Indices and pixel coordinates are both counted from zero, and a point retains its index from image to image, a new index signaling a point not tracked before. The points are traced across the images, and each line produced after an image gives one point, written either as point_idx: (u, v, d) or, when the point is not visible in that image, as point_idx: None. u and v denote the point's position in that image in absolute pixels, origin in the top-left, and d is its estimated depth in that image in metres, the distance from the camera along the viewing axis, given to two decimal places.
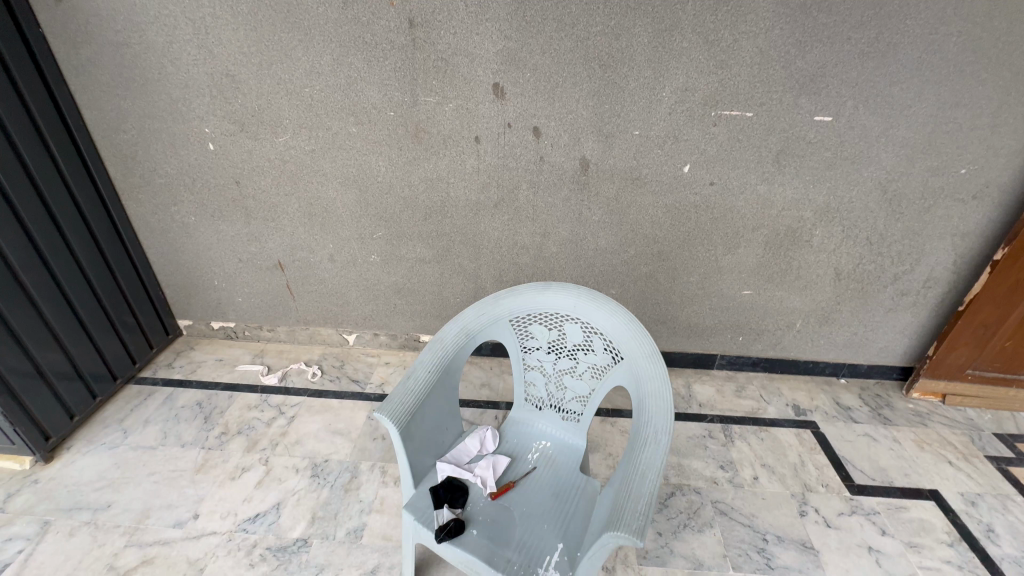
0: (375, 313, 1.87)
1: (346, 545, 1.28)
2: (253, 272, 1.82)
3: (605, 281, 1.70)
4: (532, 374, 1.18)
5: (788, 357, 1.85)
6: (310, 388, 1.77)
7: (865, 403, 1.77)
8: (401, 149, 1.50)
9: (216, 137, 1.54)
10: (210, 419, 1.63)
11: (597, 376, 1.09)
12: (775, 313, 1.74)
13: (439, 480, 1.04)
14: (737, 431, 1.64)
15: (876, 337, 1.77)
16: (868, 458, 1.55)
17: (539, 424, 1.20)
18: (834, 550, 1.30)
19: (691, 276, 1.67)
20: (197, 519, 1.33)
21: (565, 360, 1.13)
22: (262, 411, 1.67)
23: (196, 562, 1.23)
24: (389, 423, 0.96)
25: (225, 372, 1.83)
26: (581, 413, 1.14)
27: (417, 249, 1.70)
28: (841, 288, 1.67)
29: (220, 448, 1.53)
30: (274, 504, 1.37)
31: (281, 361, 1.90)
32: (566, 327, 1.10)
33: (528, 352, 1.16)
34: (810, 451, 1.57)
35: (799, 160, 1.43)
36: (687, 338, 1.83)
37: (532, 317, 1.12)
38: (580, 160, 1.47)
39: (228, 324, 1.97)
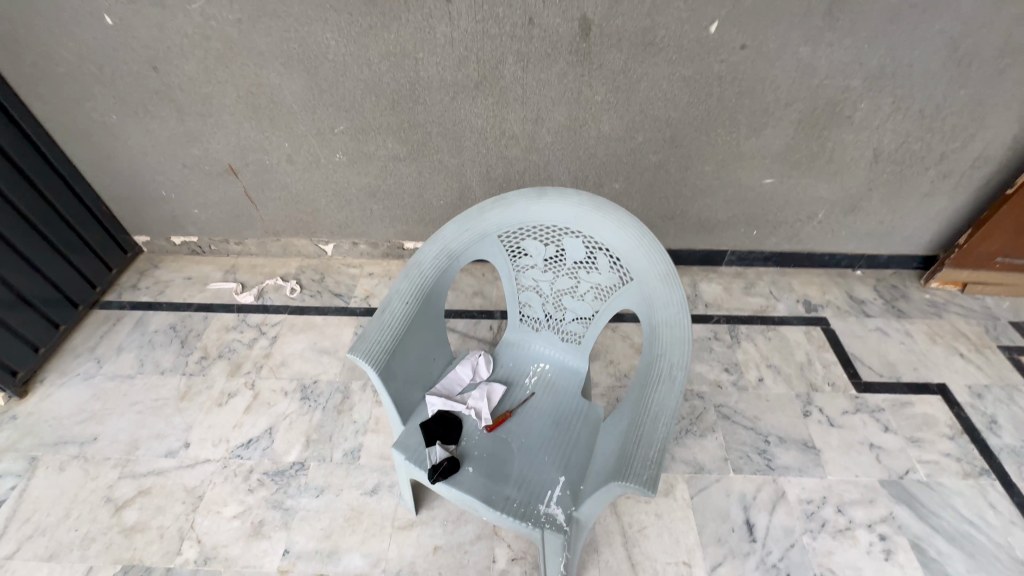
0: (350, 221, 1.68)
1: (344, 466, 1.26)
2: (204, 179, 1.58)
3: (608, 174, 1.48)
4: (527, 295, 1.04)
5: (804, 250, 1.71)
6: (290, 304, 1.65)
7: (880, 296, 1.67)
8: (352, 14, 1.18)
9: (114, 7, 1.20)
10: (187, 343, 1.54)
11: (601, 297, 0.95)
12: (797, 203, 1.56)
13: (430, 415, 0.96)
14: (744, 331, 1.57)
15: (904, 225, 1.61)
16: (877, 354, 1.50)
17: (536, 346, 1.09)
18: (836, 448, 1.29)
19: (707, 164, 1.45)
20: (189, 447, 1.30)
21: (564, 279, 0.98)
22: (242, 332, 1.57)
23: (194, 489, 1.22)
24: (365, 364, 0.84)
25: (196, 291, 1.69)
26: (583, 335, 1.02)
27: (388, 145, 1.44)
28: (876, 172, 1.46)
29: (202, 373, 1.46)
30: (265, 428, 1.33)
31: (256, 276, 1.75)
32: (566, 243, 0.93)
33: (521, 271, 1.00)
34: (819, 349, 1.51)
35: (857, 10, 1.13)
36: (697, 234, 1.67)
37: (525, 232, 0.95)
38: (579, 21, 1.16)
39: (190, 238, 1.78)
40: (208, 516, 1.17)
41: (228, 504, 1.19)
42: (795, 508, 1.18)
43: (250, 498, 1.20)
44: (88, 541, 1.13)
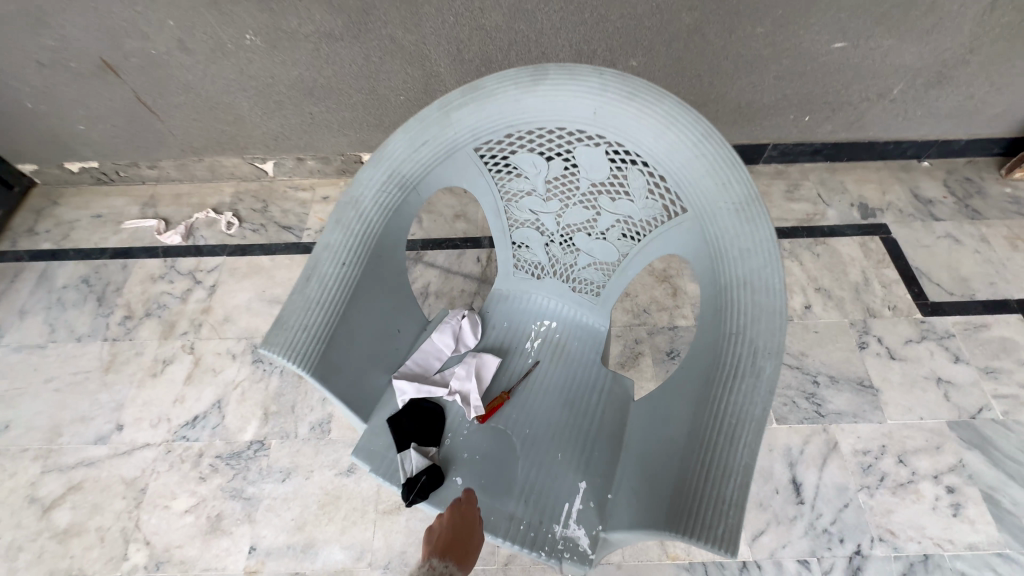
0: (288, 131, 1.29)
1: (312, 443, 1.05)
2: (76, 82, 1.16)
3: (624, 47, 1.08)
4: (523, 233, 0.74)
5: (865, 139, 1.36)
6: (228, 243, 1.33)
7: (950, 193, 1.37)
8: None
9: None
10: (106, 300, 1.25)
11: (631, 235, 0.65)
12: (870, 76, 1.18)
13: (400, 406, 0.70)
14: (787, 247, 1.29)
15: (999, 100, 1.26)
16: (947, 267, 1.24)
17: (537, 298, 0.81)
18: (897, 386, 1.08)
19: (761, 24, 1.05)
20: (123, 430, 1.07)
21: (576, 210, 0.67)
22: (172, 282, 1.27)
23: (135, 482, 1.01)
24: (288, 361, 0.56)
25: (110, 233, 1.36)
26: (603, 285, 0.74)
27: (316, 18, 1.02)
28: (988, 24, 1.07)
29: (129, 337, 1.19)
30: (213, 402, 1.10)
31: (182, 209, 1.40)
32: (579, 155, 0.61)
33: (514, 199, 0.69)
34: (878, 265, 1.24)
35: None
36: (733, 125, 1.31)
37: (516, 141, 0.62)
38: None
39: (90, 164, 1.40)
40: (155, 513, 0.98)
41: (177, 497, 1.00)
42: (850, 461, 1.00)
43: (203, 488, 1.01)
44: (14, 551, 0.95)
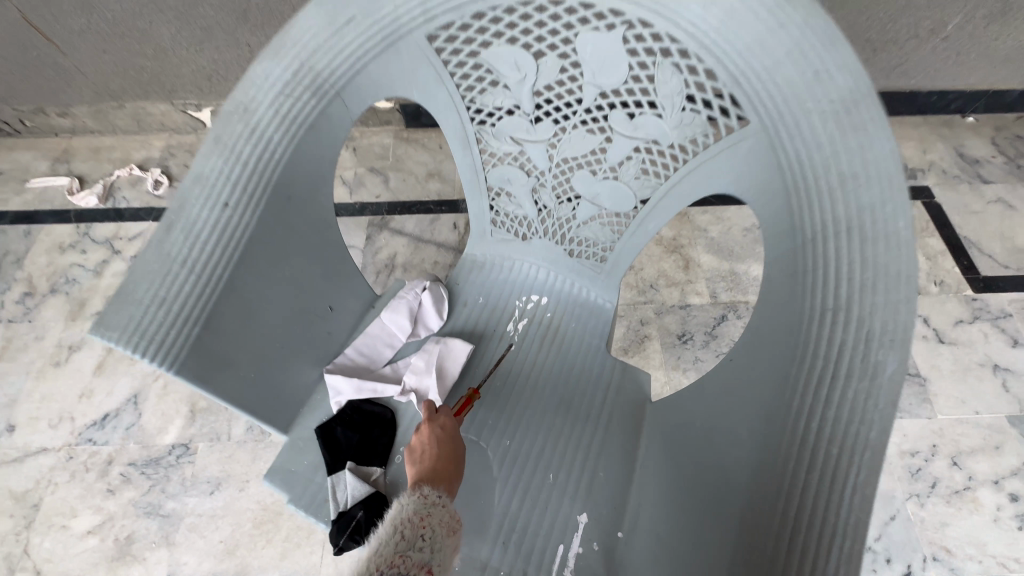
0: (222, 68, 1.07)
1: (249, 447, 0.86)
2: None
3: None
4: (503, 175, 0.54)
5: (906, 88, 1.17)
6: (155, 206, 1.11)
7: (1000, 151, 1.19)
8: None
9: None
10: (3, 273, 1.03)
11: (655, 172, 0.46)
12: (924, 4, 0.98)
13: (334, 413, 0.51)
14: None
15: None
16: (1000, 237, 1.07)
17: (524, 266, 0.62)
18: (948, 375, 0.92)
19: None
20: (15, 433, 0.87)
21: (577, 138, 0.47)
22: (85, 252, 1.06)
23: (26, 496, 0.82)
24: (126, 351, 0.38)
25: (13, 193, 1.14)
26: (611, 248, 0.55)
27: None
28: None
29: (28, 318, 0.98)
30: (128, 397, 0.90)
31: (102, 166, 1.18)
32: (579, 46, 0.41)
33: (488, 123, 0.49)
34: (921, 234, 1.07)
35: None
36: None
37: (484, 25, 0.42)
38: None
39: None
40: (50, 535, 0.79)
41: (78, 515, 0.81)
42: (895, 464, 0.84)
43: (111, 504, 0.81)
44: None
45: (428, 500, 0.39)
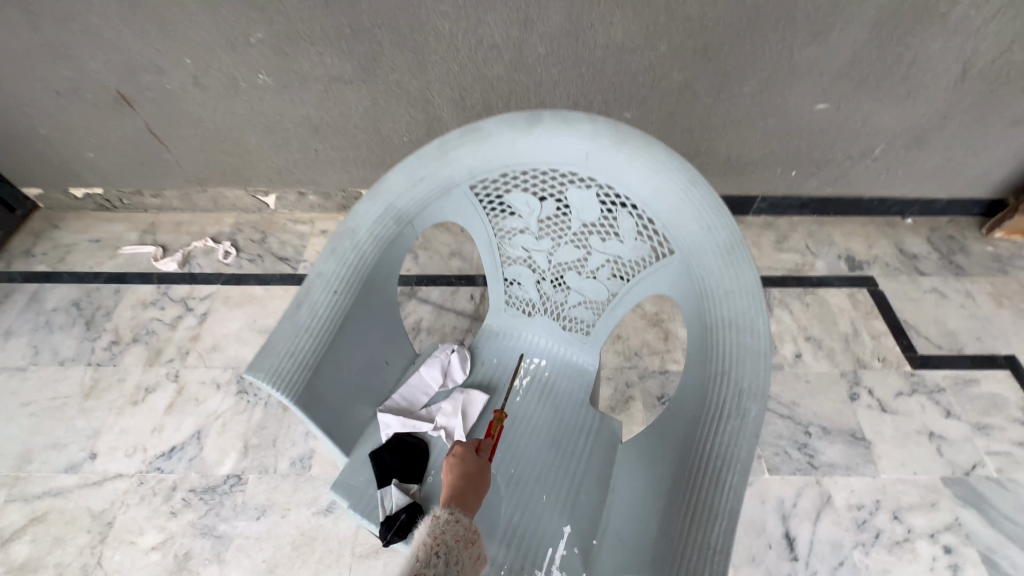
0: (292, 166, 1.33)
1: (291, 480, 1.01)
2: (90, 111, 1.20)
3: (618, 101, 1.14)
4: (516, 270, 0.75)
5: (849, 195, 1.41)
6: (223, 272, 1.34)
7: (934, 249, 1.41)
8: None
9: None
10: (95, 324, 1.24)
11: (622, 275, 0.67)
12: (852, 136, 1.24)
13: (384, 441, 0.69)
14: (777, 295, 1.30)
15: (975, 163, 1.32)
16: (934, 321, 1.25)
17: (528, 336, 0.81)
18: (889, 439, 1.07)
19: (746, 86, 1.12)
20: (95, 460, 1.04)
21: (568, 249, 0.68)
22: (163, 308, 1.27)
23: (102, 515, 0.97)
24: (271, 388, 0.56)
25: (107, 258, 1.37)
26: (594, 325, 0.75)
27: (327, 61, 1.08)
28: (959, 94, 1.14)
29: (113, 362, 1.17)
30: (193, 433, 1.07)
31: (182, 237, 1.42)
32: (570, 195, 0.63)
33: (507, 236, 0.71)
34: (867, 316, 1.26)
35: None
36: (723, 177, 1.35)
37: (509, 180, 0.64)
38: None
39: (94, 190, 1.42)
40: (120, 549, 0.93)
41: (144, 533, 0.95)
42: (844, 516, 0.98)
43: (173, 524, 0.96)
44: None
45: (442, 521, 0.52)
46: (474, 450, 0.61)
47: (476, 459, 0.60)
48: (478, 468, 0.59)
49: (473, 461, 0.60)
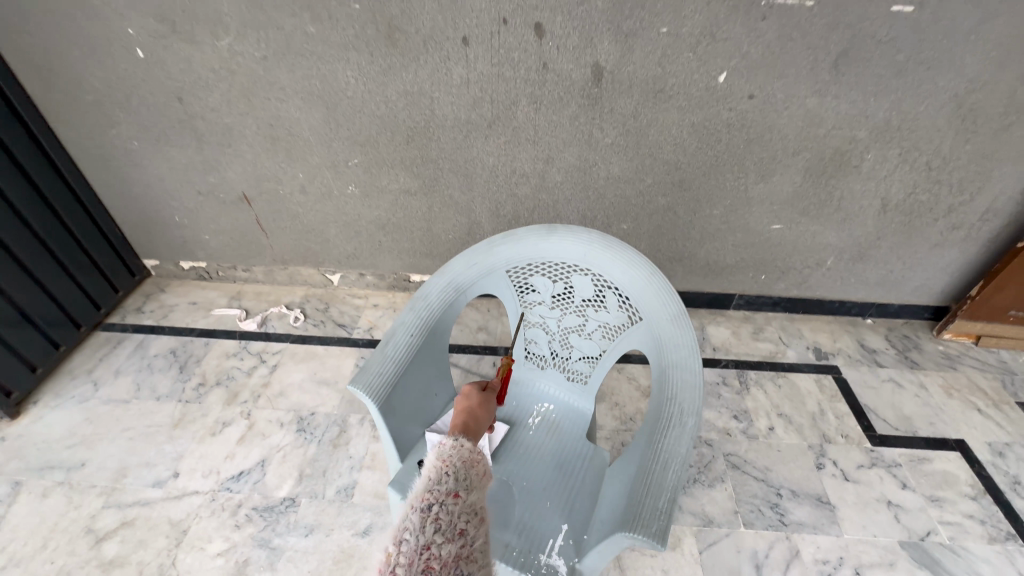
0: (358, 252, 1.69)
1: (336, 505, 1.20)
2: (217, 206, 1.59)
3: (616, 215, 1.49)
4: (533, 330, 1.03)
5: (813, 297, 1.69)
6: (292, 333, 1.64)
7: (892, 345, 1.64)
8: (373, 55, 1.21)
9: (145, 42, 1.23)
10: (186, 369, 1.52)
11: (609, 336, 0.94)
12: (806, 249, 1.55)
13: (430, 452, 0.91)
14: (753, 377, 1.53)
15: (914, 276, 1.60)
16: (892, 407, 1.45)
17: (540, 385, 1.07)
18: (852, 504, 1.23)
19: (715, 209, 1.46)
20: (177, 478, 1.25)
21: (572, 317, 0.97)
22: (242, 359, 1.55)
23: (179, 523, 1.17)
24: (366, 397, 0.81)
25: (201, 317, 1.69)
26: (589, 375, 1.00)
27: (401, 179, 1.47)
28: (884, 221, 1.46)
29: (198, 400, 1.43)
30: (259, 461, 1.29)
31: (261, 304, 1.74)
32: (574, 280, 0.93)
33: (528, 307, 1.00)
34: (831, 399, 1.47)
35: (863, 65, 1.16)
36: (705, 277, 1.66)
37: (533, 268, 0.95)
38: (592, 67, 1.19)
39: (198, 263, 1.78)
40: (191, 553, 1.12)
41: (213, 541, 1.14)
42: (810, 568, 1.12)
43: (236, 535, 1.15)
44: None
45: (448, 448, 0.67)
46: (478, 390, 0.91)
47: (479, 394, 0.90)
48: (476, 399, 0.88)
49: (475, 395, 0.89)
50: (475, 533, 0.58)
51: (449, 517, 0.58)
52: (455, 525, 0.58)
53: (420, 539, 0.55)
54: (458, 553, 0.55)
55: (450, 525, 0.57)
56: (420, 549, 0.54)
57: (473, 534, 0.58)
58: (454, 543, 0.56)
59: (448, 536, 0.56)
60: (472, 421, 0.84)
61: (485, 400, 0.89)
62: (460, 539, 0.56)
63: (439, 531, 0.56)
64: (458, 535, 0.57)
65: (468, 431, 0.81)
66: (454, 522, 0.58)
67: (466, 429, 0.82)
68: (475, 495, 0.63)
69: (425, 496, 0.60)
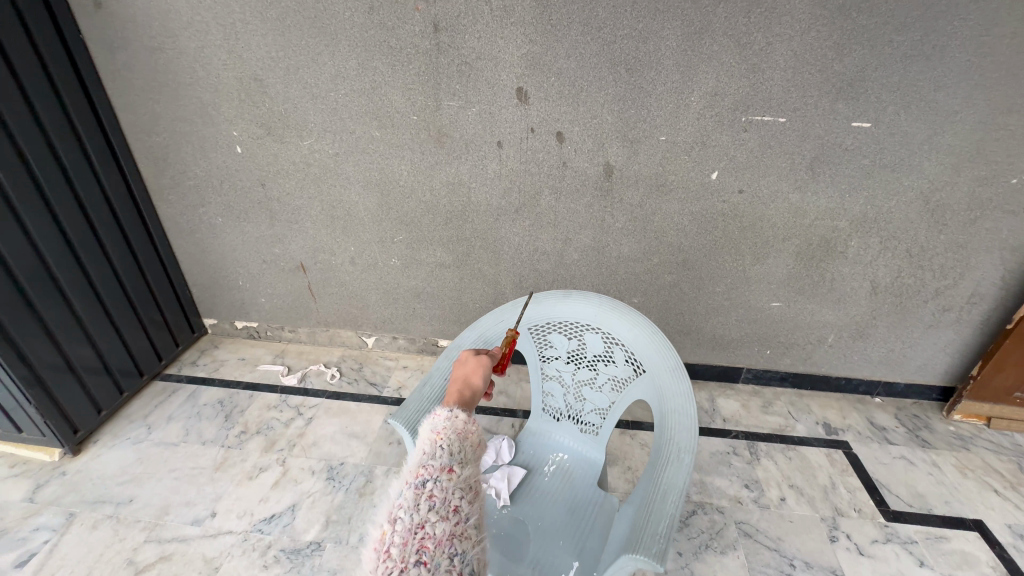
0: (394, 317, 1.87)
1: (359, 551, 1.26)
2: (277, 273, 1.83)
3: (627, 290, 1.65)
4: (550, 384, 1.15)
5: (819, 373, 1.77)
6: (328, 389, 1.78)
7: (902, 424, 1.68)
8: (424, 153, 1.49)
9: (244, 141, 1.54)
10: (231, 418, 1.66)
11: (618, 388, 1.06)
12: (806, 327, 1.67)
13: None
14: (764, 449, 1.58)
15: (915, 356, 1.68)
16: (905, 483, 1.47)
17: (556, 436, 1.17)
18: None
19: (718, 286, 1.62)
20: (214, 517, 1.34)
21: (585, 371, 1.10)
22: (281, 411, 1.69)
23: (212, 560, 1.23)
24: (404, 430, 0.92)
25: (247, 372, 1.86)
26: (600, 426, 1.11)
27: (437, 254, 1.68)
28: (877, 302, 1.58)
29: (239, 446, 1.55)
30: (290, 505, 1.37)
31: (302, 362, 1.91)
32: (587, 336, 1.07)
33: (546, 361, 1.13)
34: (842, 473, 1.50)
35: (835, 168, 1.37)
36: (712, 350, 1.77)
37: (551, 326, 1.10)
38: (604, 166, 1.43)
39: (251, 324, 1.99)
40: None
41: None
42: None
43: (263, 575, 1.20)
44: None
45: (443, 421, 0.67)
46: (474, 353, 0.85)
47: (473, 359, 0.84)
48: (471, 367, 0.82)
49: (469, 360, 0.84)
50: (470, 509, 0.59)
51: (443, 493, 0.59)
52: (450, 502, 0.58)
53: (415, 519, 0.56)
54: (453, 531, 0.56)
55: (444, 502, 0.58)
56: (414, 529, 0.55)
57: (468, 511, 0.59)
58: (448, 521, 0.57)
59: (443, 514, 0.57)
60: (467, 389, 0.79)
61: (480, 363, 0.83)
62: (454, 517, 0.57)
63: (433, 508, 0.57)
64: (452, 512, 0.58)
65: (463, 400, 0.77)
66: (448, 499, 0.59)
67: (461, 396, 0.77)
68: (470, 468, 0.63)
69: (419, 472, 0.60)
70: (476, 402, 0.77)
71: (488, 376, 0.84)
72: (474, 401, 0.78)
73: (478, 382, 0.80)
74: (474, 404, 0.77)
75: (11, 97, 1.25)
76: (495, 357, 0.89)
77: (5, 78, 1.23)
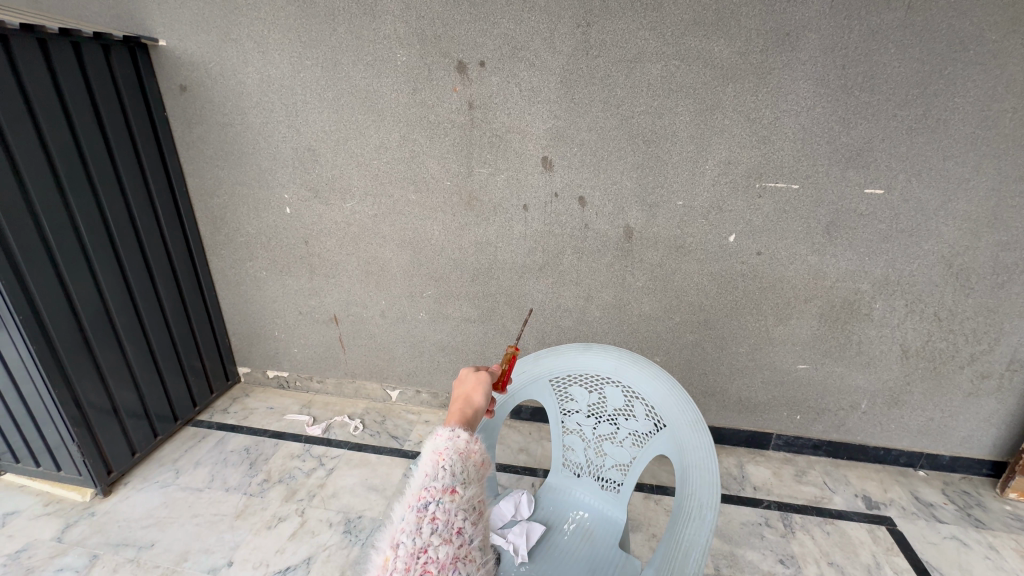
0: (418, 370, 1.92)
1: None
2: (311, 324, 1.92)
3: (649, 348, 1.67)
4: (571, 438, 1.15)
5: (854, 442, 1.70)
6: (351, 441, 1.80)
7: (951, 500, 1.57)
8: (454, 215, 1.60)
9: (293, 203, 1.70)
10: (255, 465, 1.69)
11: (638, 444, 1.06)
12: (835, 391, 1.63)
13: None
14: (798, 521, 1.49)
15: (957, 425, 1.60)
16: (960, 567, 1.34)
17: (576, 493, 1.15)
18: None
19: (741, 346, 1.61)
20: (230, 566, 1.33)
21: (605, 425, 1.10)
22: (304, 461, 1.71)
23: None
24: None
25: (274, 421, 1.90)
26: (622, 483, 1.09)
27: (463, 309, 1.75)
28: (909, 367, 1.54)
29: (261, 495, 1.56)
30: (305, 557, 1.36)
31: (327, 413, 1.95)
32: (606, 390, 1.09)
33: (567, 414, 1.14)
34: (887, 552, 1.39)
35: (852, 232, 1.40)
36: (738, 413, 1.73)
37: (572, 379, 1.13)
38: (624, 229, 1.50)
39: (282, 373, 2.06)
40: None
41: None
42: None
43: None
44: None
45: (444, 442, 0.67)
46: (473, 370, 0.84)
47: (473, 375, 0.82)
48: (472, 384, 0.81)
49: (468, 378, 0.82)
50: (472, 531, 0.61)
51: (446, 516, 0.60)
52: (453, 524, 0.60)
53: (417, 543, 0.57)
54: (457, 554, 0.57)
55: (447, 524, 0.59)
56: (417, 553, 0.56)
57: (471, 533, 0.60)
58: (452, 543, 0.58)
59: (445, 536, 0.58)
60: (468, 406, 0.77)
61: (480, 380, 0.81)
62: (457, 539, 0.59)
63: (436, 532, 0.58)
64: (455, 535, 0.59)
65: (465, 418, 0.75)
66: (451, 522, 0.60)
67: (463, 415, 0.76)
68: (472, 489, 0.65)
69: (421, 495, 0.61)
70: (478, 420, 0.77)
71: (489, 393, 0.83)
72: (477, 419, 0.77)
73: (479, 400, 0.79)
74: (476, 422, 0.77)
75: (102, 162, 1.44)
76: (495, 374, 0.88)
77: (99, 145, 1.42)
